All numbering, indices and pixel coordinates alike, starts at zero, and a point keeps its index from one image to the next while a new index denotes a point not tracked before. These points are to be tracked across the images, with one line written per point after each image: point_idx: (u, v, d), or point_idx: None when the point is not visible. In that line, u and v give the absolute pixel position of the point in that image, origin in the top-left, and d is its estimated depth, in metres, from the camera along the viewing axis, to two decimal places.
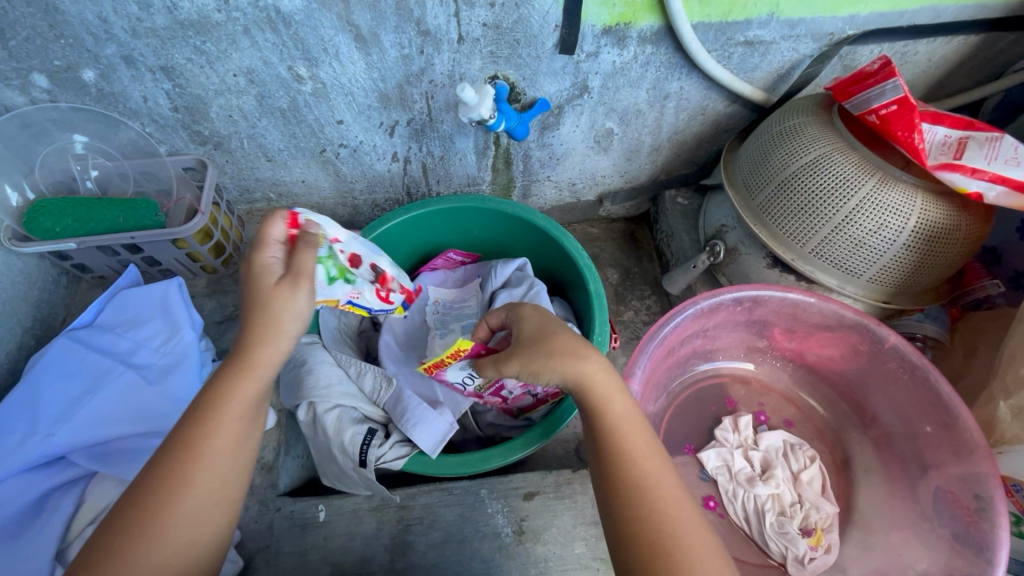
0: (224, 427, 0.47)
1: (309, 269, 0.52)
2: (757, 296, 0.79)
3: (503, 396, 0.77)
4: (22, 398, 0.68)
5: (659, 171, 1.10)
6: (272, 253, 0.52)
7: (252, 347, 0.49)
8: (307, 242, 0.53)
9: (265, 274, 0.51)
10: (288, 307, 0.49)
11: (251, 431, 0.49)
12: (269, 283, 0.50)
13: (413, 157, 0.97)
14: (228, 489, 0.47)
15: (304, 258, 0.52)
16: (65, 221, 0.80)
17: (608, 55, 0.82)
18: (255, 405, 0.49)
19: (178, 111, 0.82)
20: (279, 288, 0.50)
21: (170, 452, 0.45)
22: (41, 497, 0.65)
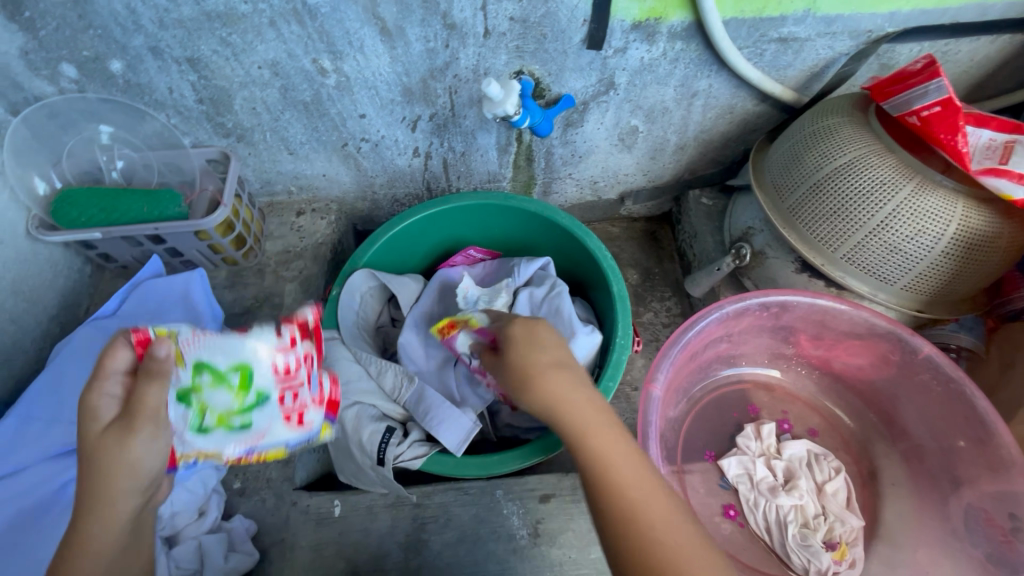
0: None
1: (148, 408, 0.45)
2: (785, 301, 0.77)
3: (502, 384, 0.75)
4: (47, 386, 0.69)
5: (683, 170, 1.08)
6: (106, 390, 0.46)
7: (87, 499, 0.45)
8: (147, 375, 0.45)
9: (91, 417, 0.45)
10: (119, 458, 0.45)
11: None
12: (96, 431, 0.45)
13: (434, 153, 0.97)
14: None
15: (145, 394, 0.45)
16: (90, 210, 0.81)
17: (636, 51, 0.80)
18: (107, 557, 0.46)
19: (203, 102, 0.82)
20: (108, 434, 0.45)
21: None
22: (65, 485, 0.66)
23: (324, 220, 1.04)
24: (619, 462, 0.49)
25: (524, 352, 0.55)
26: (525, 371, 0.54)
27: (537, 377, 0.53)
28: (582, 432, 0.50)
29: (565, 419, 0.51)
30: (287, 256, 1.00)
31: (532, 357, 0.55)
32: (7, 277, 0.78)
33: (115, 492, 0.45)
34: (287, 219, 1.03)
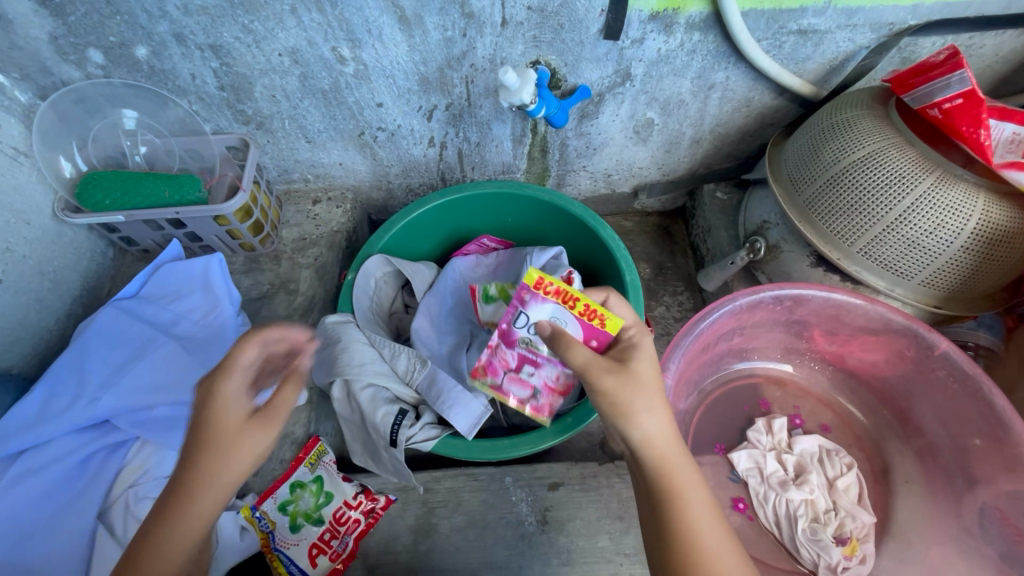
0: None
1: (283, 408, 0.49)
2: (799, 294, 0.77)
3: (518, 368, 0.67)
4: (70, 363, 0.70)
5: (698, 164, 1.08)
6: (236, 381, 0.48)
7: (202, 461, 0.46)
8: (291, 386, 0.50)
9: (229, 406, 0.47)
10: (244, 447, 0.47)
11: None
12: (231, 420, 0.47)
13: (449, 143, 0.97)
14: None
15: (283, 394, 0.50)
16: (113, 194, 0.82)
17: (654, 41, 0.80)
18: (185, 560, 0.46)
19: (224, 89, 0.83)
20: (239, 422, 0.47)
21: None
22: (84, 459, 0.67)
23: (339, 209, 1.05)
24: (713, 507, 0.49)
25: (650, 366, 0.55)
26: (649, 386, 0.53)
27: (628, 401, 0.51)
28: (684, 466, 0.50)
29: (672, 448, 0.51)
30: (303, 243, 1.01)
31: (650, 377, 0.53)
32: (33, 258, 0.80)
33: (216, 493, 0.46)
34: (304, 207, 1.05)
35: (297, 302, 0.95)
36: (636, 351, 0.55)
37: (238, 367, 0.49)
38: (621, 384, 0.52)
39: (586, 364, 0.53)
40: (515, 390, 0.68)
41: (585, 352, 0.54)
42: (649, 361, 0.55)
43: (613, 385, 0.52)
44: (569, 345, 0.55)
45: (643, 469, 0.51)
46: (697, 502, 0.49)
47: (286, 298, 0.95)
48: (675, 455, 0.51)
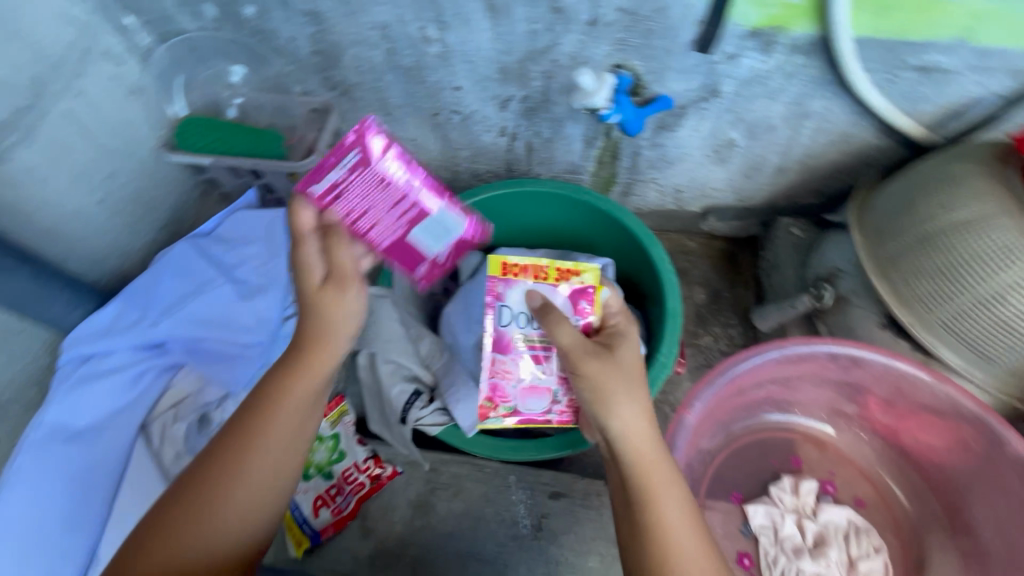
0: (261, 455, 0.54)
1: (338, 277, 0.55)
2: (857, 357, 0.70)
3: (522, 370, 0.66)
4: (144, 284, 0.78)
5: (778, 195, 1.01)
6: (309, 250, 0.56)
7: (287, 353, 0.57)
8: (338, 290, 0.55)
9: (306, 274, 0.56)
10: (337, 305, 0.55)
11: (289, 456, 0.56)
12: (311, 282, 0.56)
13: (520, 135, 0.97)
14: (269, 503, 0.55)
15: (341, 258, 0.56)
16: (206, 139, 0.90)
17: (749, 59, 0.75)
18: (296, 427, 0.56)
19: (317, 54, 0.87)
20: (322, 293, 0.55)
21: (208, 462, 0.53)
22: (138, 373, 0.74)
23: None
24: (687, 503, 0.50)
25: (631, 353, 0.57)
26: (631, 375, 0.54)
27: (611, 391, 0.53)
28: (662, 461, 0.51)
29: (649, 439, 0.52)
30: None
31: (633, 368, 0.55)
32: (131, 185, 0.89)
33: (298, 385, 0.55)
34: None
35: None
36: (619, 340, 0.58)
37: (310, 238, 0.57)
38: (603, 368, 0.54)
39: (569, 344, 0.56)
40: (531, 401, 0.65)
41: (570, 333, 0.56)
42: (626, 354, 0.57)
43: (594, 369, 0.54)
44: (558, 322, 0.57)
45: (618, 459, 0.51)
46: (671, 496, 0.49)
47: None
48: (653, 449, 0.51)
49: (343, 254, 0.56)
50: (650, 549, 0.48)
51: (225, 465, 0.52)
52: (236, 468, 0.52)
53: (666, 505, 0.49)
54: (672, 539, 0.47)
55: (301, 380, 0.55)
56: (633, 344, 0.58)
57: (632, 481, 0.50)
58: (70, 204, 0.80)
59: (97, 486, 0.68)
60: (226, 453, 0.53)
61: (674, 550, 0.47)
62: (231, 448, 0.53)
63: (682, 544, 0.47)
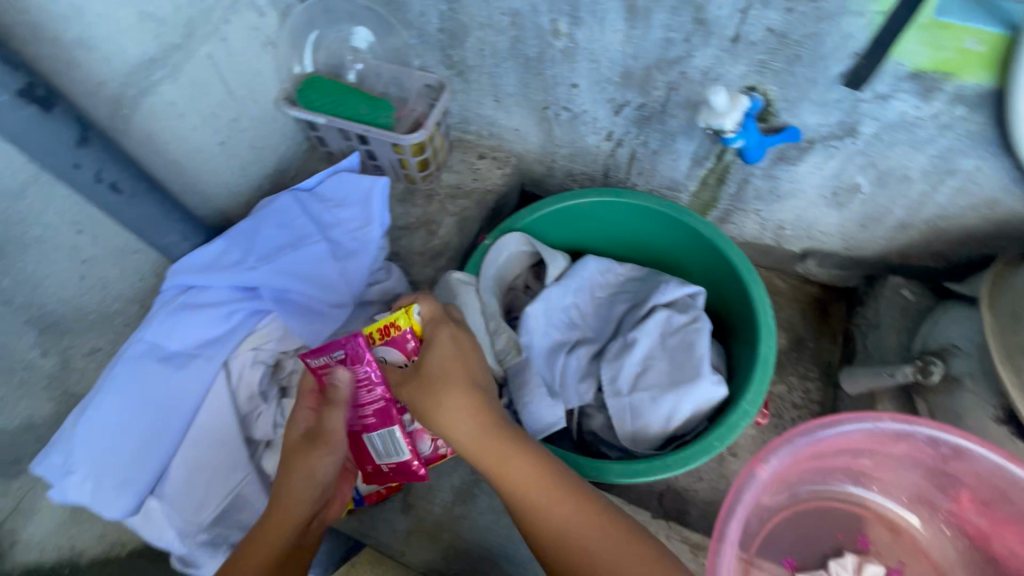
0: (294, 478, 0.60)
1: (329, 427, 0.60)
2: (963, 448, 0.64)
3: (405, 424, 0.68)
4: (249, 229, 0.83)
5: (893, 251, 0.93)
6: (300, 415, 0.63)
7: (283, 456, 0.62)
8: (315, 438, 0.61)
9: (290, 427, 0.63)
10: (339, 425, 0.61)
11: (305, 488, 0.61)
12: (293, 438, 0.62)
13: (626, 142, 0.94)
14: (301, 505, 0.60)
15: (330, 419, 0.60)
16: (324, 98, 0.93)
17: (901, 103, 0.69)
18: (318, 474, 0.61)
19: (442, 32, 0.88)
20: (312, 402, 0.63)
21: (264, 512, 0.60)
22: (230, 312, 0.78)
23: (499, 171, 1.08)
24: (533, 474, 0.57)
25: (437, 351, 0.61)
26: (434, 373, 0.59)
27: (434, 411, 0.59)
28: (496, 453, 0.58)
29: (482, 437, 0.58)
30: (456, 192, 1.06)
31: (431, 360, 0.60)
32: (249, 131, 0.94)
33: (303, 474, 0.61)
34: (469, 158, 1.09)
35: (433, 243, 1.01)
36: (425, 348, 0.61)
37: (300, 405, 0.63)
38: (418, 382, 0.60)
39: (394, 379, 0.62)
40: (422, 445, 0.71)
41: (395, 358, 0.62)
42: (431, 356, 0.60)
43: (409, 391, 0.60)
44: (384, 361, 0.63)
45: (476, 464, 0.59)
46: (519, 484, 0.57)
47: (424, 236, 1.01)
48: (479, 440, 0.58)
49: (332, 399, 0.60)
50: (541, 532, 0.56)
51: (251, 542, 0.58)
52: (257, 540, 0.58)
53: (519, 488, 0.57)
54: (535, 515, 0.56)
55: (318, 453, 0.60)
56: (436, 347, 0.61)
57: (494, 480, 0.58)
58: (196, 141, 0.85)
59: (177, 410, 0.73)
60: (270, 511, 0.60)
61: (538, 523, 0.56)
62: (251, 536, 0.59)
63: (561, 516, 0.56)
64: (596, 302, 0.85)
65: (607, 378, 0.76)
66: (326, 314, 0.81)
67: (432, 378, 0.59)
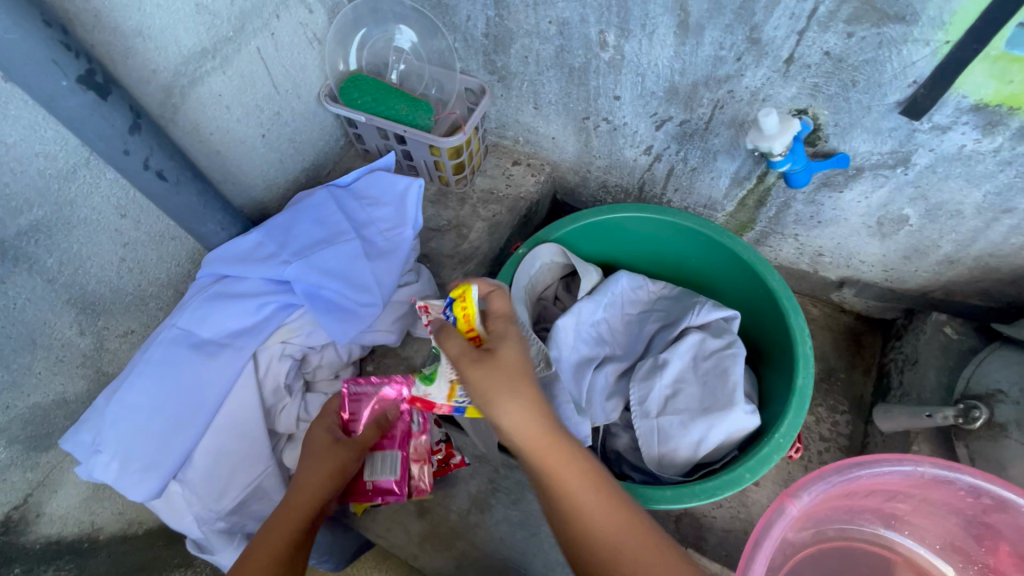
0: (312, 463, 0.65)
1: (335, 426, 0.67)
2: (1006, 501, 0.61)
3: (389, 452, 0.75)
4: (285, 223, 0.84)
5: (937, 286, 0.89)
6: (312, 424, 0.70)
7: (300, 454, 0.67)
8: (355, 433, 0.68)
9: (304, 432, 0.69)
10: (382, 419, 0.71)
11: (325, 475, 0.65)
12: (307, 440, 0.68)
13: (665, 157, 0.93)
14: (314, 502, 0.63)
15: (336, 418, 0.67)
16: (366, 97, 0.94)
17: (960, 135, 0.67)
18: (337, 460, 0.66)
19: (488, 37, 0.88)
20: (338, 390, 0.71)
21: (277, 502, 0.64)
22: (261, 304, 0.78)
23: (533, 178, 1.07)
24: (592, 485, 0.54)
25: (514, 346, 0.56)
26: (510, 365, 0.54)
27: (502, 403, 0.53)
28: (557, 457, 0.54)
29: (546, 440, 0.54)
30: (489, 197, 1.06)
31: (504, 351, 0.55)
32: (290, 125, 0.95)
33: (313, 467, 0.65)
34: (503, 163, 1.09)
35: (463, 246, 1.01)
36: (500, 340, 0.56)
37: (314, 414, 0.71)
38: (490, 373, 0.54)
39: (456, 359, 0.55)
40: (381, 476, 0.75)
41: (454, 344, 0.55)
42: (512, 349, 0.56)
43: (475, 378, 0.53)
44: (442, 337, 0.56)
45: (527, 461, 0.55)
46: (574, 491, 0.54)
47: (455, 239, 1.01)
48: (546, 446, 0.54)
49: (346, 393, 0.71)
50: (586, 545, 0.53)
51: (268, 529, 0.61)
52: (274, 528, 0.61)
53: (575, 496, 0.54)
54: (588, 527, 0.53)
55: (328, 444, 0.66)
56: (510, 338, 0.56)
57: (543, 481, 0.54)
58: (239, 132, 0.86)
59: (204, 398, 0.73)
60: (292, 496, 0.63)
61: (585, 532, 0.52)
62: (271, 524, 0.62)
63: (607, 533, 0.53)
64: (627, 318, 0.84)
65: (635, 399, 0.75)
66: (355, 312, 0.80)
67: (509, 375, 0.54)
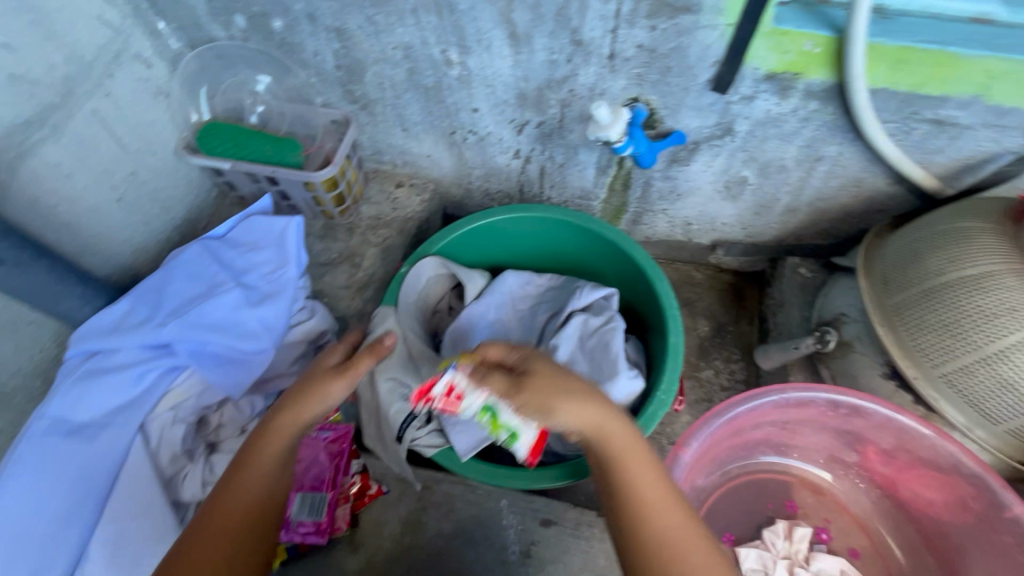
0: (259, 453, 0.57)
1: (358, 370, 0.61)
2: (859, 405, 0.70)
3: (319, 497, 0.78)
4: (156, 285, 0.80)
5: (787, 234, 1.01)
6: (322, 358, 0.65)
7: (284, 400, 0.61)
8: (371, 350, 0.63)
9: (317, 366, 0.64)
10: (322, 392, 0.60)
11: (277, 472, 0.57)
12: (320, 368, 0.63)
13: (534, 158, 0.98)
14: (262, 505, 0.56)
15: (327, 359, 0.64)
16: (225, 143, 0.92)
17: (764, 101, 0.76)
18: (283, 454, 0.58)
19: (340, 69, 0.89)
20: (326, 372, 0.61)
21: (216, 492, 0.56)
22: (141, 373, 0.74)
23: (417, 198, 1.09)
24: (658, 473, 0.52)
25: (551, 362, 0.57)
26: (562, 379, 0.55)
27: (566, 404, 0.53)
28: (624, 441, 0.53)
29: (614, 430, 0.53)
30: (377, 222, 1.07)
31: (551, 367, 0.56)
32: (150, 184, 0.91)
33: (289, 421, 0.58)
34: (386, 188, 1.10)
35: (357, 275, 1.01)
36: (538, 360, 0.57)
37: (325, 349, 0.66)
38: (541, 395, 0.53)
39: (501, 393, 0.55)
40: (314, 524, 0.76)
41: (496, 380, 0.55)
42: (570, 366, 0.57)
43: (532, 400, 0.53)
44: (486, 379, 0.56)
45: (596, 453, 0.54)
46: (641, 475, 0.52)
47: (348, 270, 1.01)
48: (610, 436, 0.54)
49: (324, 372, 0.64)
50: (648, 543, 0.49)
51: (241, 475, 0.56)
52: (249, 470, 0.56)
53: (642, 483, 0.51)
54: (656, 516, 0.50)
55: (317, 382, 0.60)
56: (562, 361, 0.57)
57: (610, 472, 0.53)
58: (89, 199, 0.82)
59: (93, 483, 0.69)
60: (316, 381, 0.60)
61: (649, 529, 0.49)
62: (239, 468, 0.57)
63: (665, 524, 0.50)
64: (519, 313, 0.90)
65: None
66: (248, 361, 0.78)
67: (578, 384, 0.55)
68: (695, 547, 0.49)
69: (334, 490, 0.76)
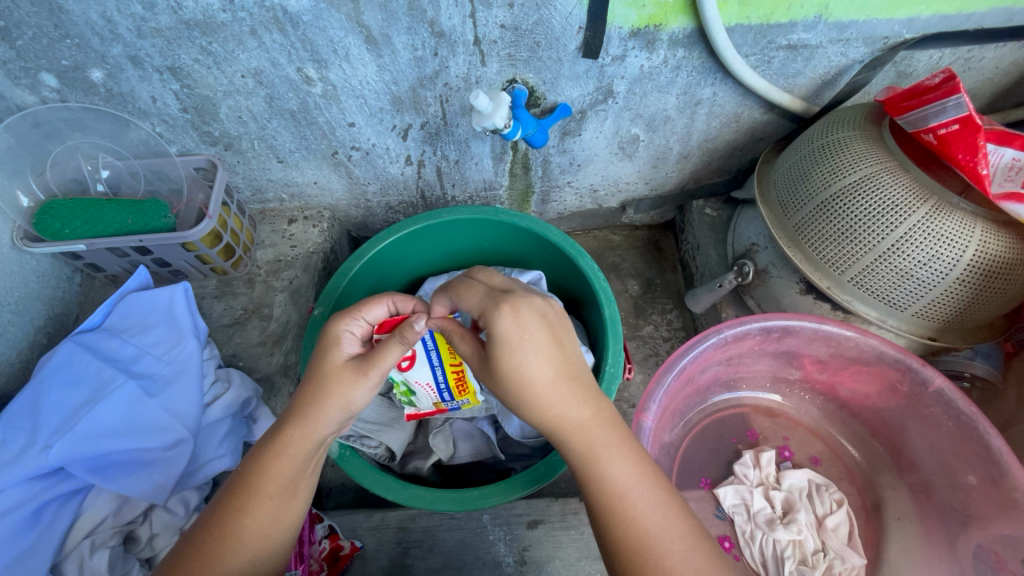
0: (258, 505, 0.50)
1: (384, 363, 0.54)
2: (788, 326, 0.74)
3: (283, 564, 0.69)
4: (25, 405, 0.68)
5: (687, 179, 1.04)
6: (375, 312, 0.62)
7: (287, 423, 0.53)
8: (400, 338, 0.54)
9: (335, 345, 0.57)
10: (341, 392, 0.53)
11: (288, 503, 0.51)
12: (338, 360, 0.56)
13: (427, 161, 0.93)
14: (266, 560, 0.50)
15: (386, 351, 0.54)
16: (73, 222, 0.80)
17: (636, 58, 0.77)
18: (292, 477, 0.52)
19: (188, 111, 0.79)
20: (346, 369, 0.54)
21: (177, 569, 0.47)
22: (38, 509, 0.65)
23: (315, 229, 1.02)
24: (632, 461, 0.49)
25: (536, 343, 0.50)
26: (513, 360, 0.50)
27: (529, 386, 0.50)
28: (598, 430, 0.50)
29: (580, 421, 0.50)
30: (278, 265, 0.98)
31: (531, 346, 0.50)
32: None
33: (301, 441, 0.52)
34: (279, 227, 1.02)
35: (271, 328, 0.92)
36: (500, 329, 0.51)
37: (357, 317, 0.60)
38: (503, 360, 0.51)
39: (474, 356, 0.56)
40: None
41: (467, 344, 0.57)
42: (533, 351, 0.50)
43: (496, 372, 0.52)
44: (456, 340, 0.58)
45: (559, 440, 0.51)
46: (619, 470, 0.48)
47: (259, 324, 0.92)
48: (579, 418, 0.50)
49: (378, 311, 0.62)
50: (612, 519, 0.47)
51: (245, 511, 0.50)
52: (259, 502, 0.50)
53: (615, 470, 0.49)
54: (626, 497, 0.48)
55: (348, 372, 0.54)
56: (519, 337, 0.50)
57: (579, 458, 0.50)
58: None
59: None
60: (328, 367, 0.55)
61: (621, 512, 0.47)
62: (236, 503, 0.50)
63: (632, 504, 0.47)
64: None
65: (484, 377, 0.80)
66: (165, 458, 0.70)
67: (540, 366, 0.50)
68: (666, 526, 0.47)
69: (303, 564, 0.67)
